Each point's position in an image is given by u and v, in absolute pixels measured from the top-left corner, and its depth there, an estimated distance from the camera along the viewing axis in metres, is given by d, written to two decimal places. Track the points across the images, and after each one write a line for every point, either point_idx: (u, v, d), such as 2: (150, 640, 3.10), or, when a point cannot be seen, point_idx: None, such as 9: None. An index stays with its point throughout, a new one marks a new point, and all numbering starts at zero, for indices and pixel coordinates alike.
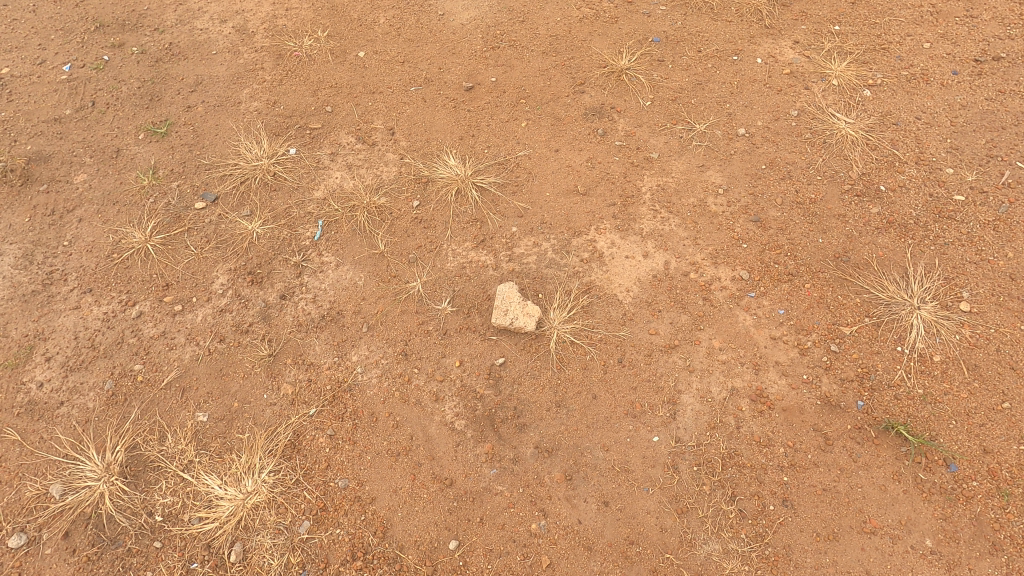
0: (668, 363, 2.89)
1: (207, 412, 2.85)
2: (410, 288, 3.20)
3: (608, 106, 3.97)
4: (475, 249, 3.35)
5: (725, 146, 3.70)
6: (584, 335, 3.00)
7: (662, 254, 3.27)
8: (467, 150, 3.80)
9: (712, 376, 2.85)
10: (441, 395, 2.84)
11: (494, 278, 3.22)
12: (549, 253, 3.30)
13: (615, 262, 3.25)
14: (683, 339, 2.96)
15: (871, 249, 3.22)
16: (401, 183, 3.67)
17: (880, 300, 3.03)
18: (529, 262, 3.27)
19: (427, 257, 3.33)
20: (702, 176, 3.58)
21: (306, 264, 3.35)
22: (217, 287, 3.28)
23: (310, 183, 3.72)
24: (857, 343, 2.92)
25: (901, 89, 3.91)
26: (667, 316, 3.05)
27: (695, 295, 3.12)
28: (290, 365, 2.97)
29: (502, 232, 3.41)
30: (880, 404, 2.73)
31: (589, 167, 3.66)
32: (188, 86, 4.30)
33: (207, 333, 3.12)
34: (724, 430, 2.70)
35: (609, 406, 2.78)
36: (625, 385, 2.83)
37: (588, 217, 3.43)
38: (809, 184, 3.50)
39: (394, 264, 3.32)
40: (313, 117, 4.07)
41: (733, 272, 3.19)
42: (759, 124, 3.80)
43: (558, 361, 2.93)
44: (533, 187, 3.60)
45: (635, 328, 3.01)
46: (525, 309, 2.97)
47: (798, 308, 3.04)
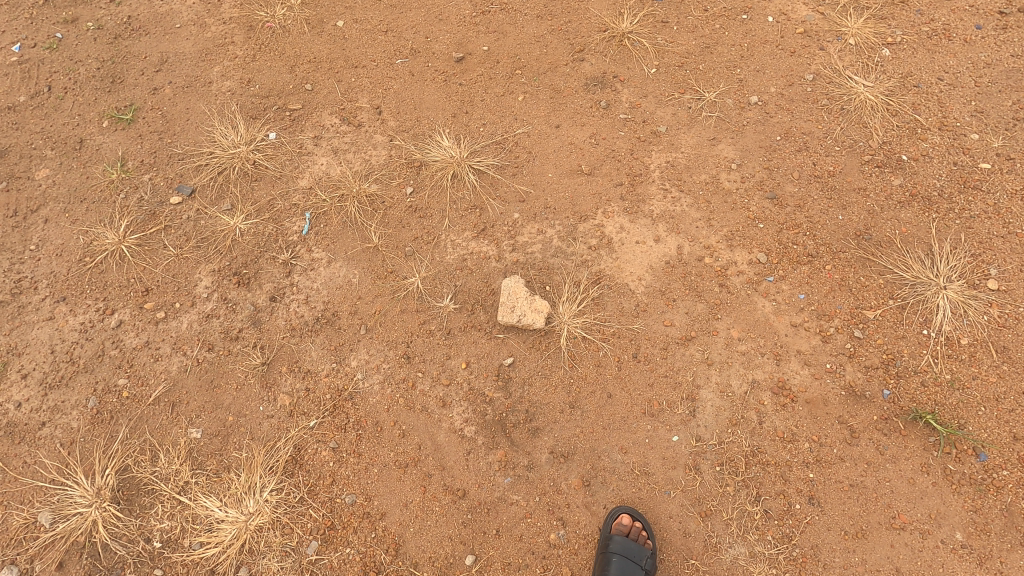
0: (685, 357, 2.75)
1: (200, 428, 2.70)
2: (409, 284, 3.00)
3: (610, 75, 3.69)
4: (475, 239, 3.14)
5: (737, 117, 3.46)
6: (595, 329, 2.83)
7: (674, 238, 3.09)
8: (461, 129, 3.53)
9: (731, 369, 2.72)
10: (448, 400, 2.70)
11: (498, 270, 3.03)
12: (554, 241, 3.11)
13: (625, 248, 3.07)
14: (700, 330, 2.82)
15: (894, 225, 3.05)
16: (392, 168, 3.42)
17: (904, 280, 2.88)
18: (534, 251, 3.08)
19: (425, 249, 3.13)
20: (713, 150, 3.35)
21: (295, 262, 3.12)
22: (201, 291, 3.07)
23: (294, 170, 3.46)
24: (882, 327, 2.78)
25: (922, 46, 3.65)
26: (683, 305, 2.89)
27: (711, 281, 2.95)
28: (285, 374, 2.80)
29: (503, 219, 3.19)
30: (906, 393, 2.62)
31: (592, 144, 3.42)
32: (153, 65, 3.95)
33: (193, 342, 2.92)
34: (746, 427, 2.58)
35: (625, 405, 2.65)
36: (641, 383, 2.70)
37: (594, 200, 3.22)
38: (827, 155, 3.29)
39: (390, 258, 3.11)
40: (291, 96, 3.75)
41: (750, 255, 3.02)
42: (773, 90, 3.55)
43: (570, 359, 2.77)
44: (534, 169, 3.36)
45: (650, 320, 2.86)
46: (534, 306, 2.80)
47: (819, 293, 2.89)
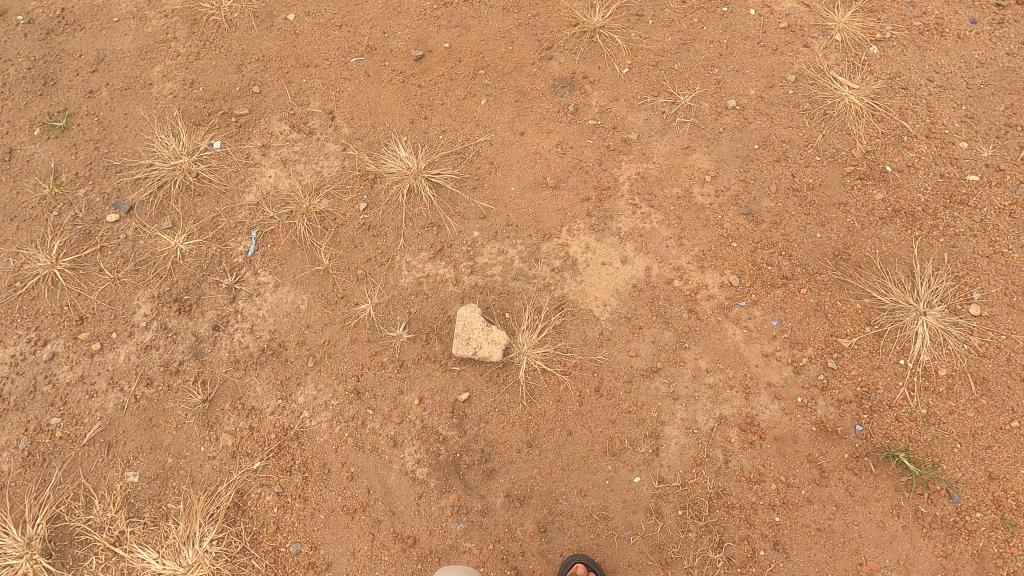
0: (650, 391, 2.61)
1: (138, 471, 2.55)
2: (361, 312, 2.83)
3: (580, 75, 3.44)
4: (432, 260, 2.95)
5: (713, 123, 3.24)
6: (556, 361, 2.68)
7: (642, 259, 2.91)
8: (419, 137, 3.29)
9: (698, 404, 2.59)
10: (400, 439, 2.56)
11: (455, 295, 2.86)
12: (515, 262, 2.92)
13: (590, 270, 2.89)
14: (666, 360, 2.67)
15: (874, 244, 2.88)
16: (345, 181, 3.19)
17: (882, 305, 2.73)
18: (493, 274, 2.90)
19: (378, 272, 2.94)
20: (687, 160, 3.15)
21: (240, 287, 2.93)
22: (140, 319, 2.88)
23: (240, 184, 3.23)
24: (857, 357, 2.64)
25: (912, 43, 3.41)
26: (649, 333, 2.74)
27: (679, 307, 2.79)
28: (228, 412, 2.64)
29: (462, 238, 3.00)
30: (879, 429, 2.50)
31: (559, 154, 3.20)
32: (88, 64, 3.65)
33: (131, 376, 2.75)
34: (712, 467, 2.46)
35: (585, 444, 2.52)
36: (602, 419, 2.56)
37: (558, 216, 3.03)
38: (807, 166, 3.09)
39: (341, 282, 2.92)
40: (238, 100, 3.49)
41: (721, 277, 2.85)
42: (752, 92, 3.32)
43: (529, 393, 2.63)
44: (496, 181, 3.15)
45: (614, 349, 2.71)
46: (490, 337, 2.64)
47: (792, 319, 2.74)
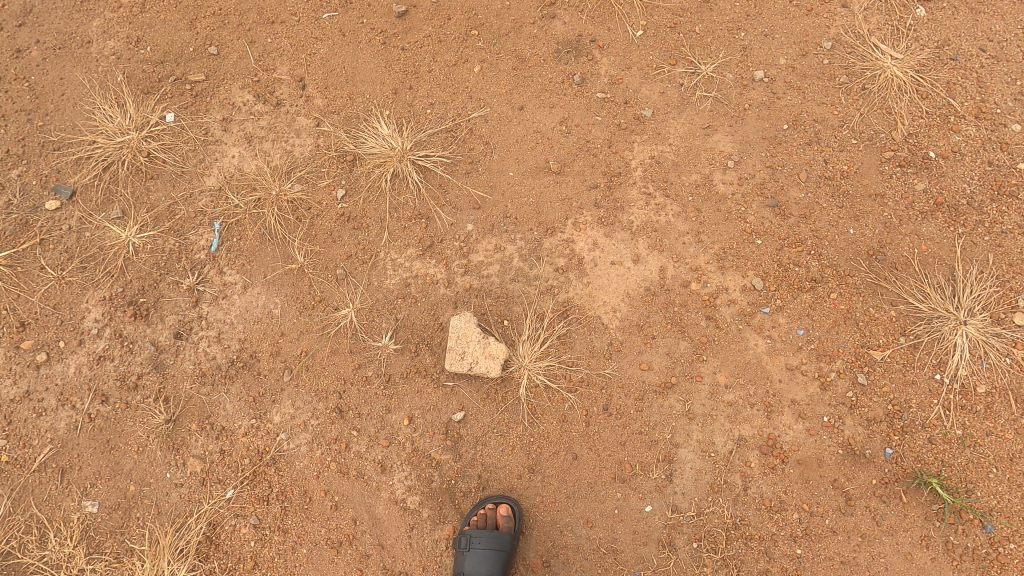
0: (664, 410, 2.38)
1: (97, 500, 2.31)
2: (341, 318, 2.51)
3: (586, 38, 2.96)
4: (420, 258, 2.62)
5: (738, 97, 2.84)
6: (561, 375, 2.42)
7: (656, 258, 2.60)
8: (403, 111, 2.87)
9: (715, 424, 2.37)
10: (389, 464, 2.33)
11: (447, 299, 2.55)
12: (514, 261, 2.61)
13: (599, 270, 2.59)
14: (682, 375, 2.43)
15: (912, 242, 2.59)
16: (319, 162, 2.80)
17: (919, 313, 2.48)
18: (490, 274, 2.59)
19: (360, 271, 2.60)
20: (708, 141, 2.78)
21: (203, 288, 2.59)
22: (90, 326, 2.54)
23: (200, 165, 2.82)
24: (889, 372, 2.41)
25: (964, 4, 2.93)
26: (663, 344, 2.47)
27: (697, 313, 2.52)
28: (195, 433, 2.38)
29: (454, 232, 2.66)
30: (910, 451, 2.31)
31: (562, 134, 2.81)
32: (11, 15, 3.09)
33: (84, 392, 2.45)
34: (729, 494, 2.29)
35: (593, 469, 2.31)
36: (611, 442, 2.34)
37: (562, 207, 2.68)
38: (842, 150, 2.74)
39: (318, 283, 2.59)
40: (192, 62, 2.99)
41: (743, 279, 2.56)
42: (783, 61, 2.89)
43: (531, 412, 2.38)
44: (492, 165, 2.77)
45: (624, 362, 2.45)
46: (488, 352, 2.37)
47: (820, 328, 2.49)
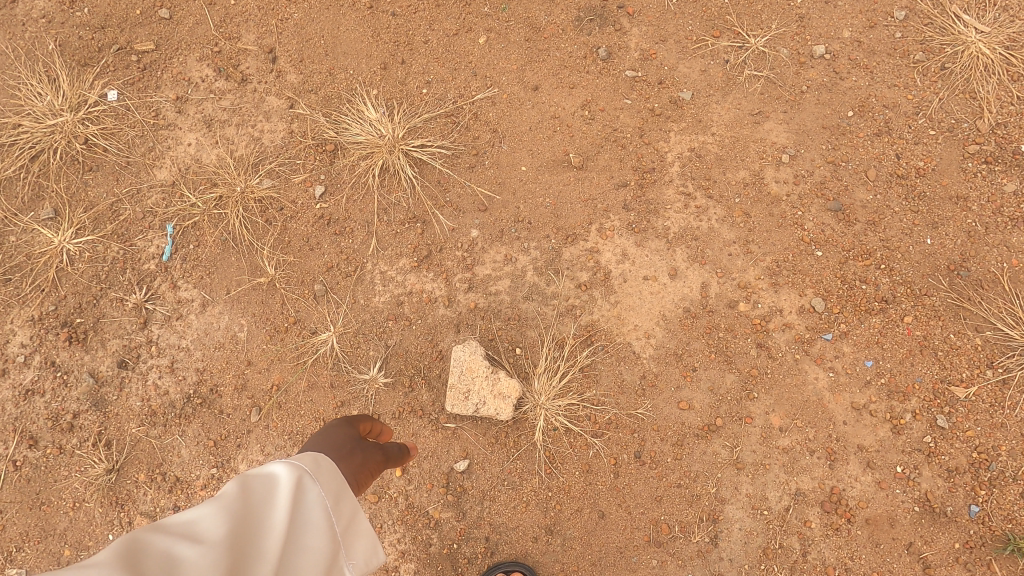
0: (707, 458, 2.00)
1: (25, 567, 1.97)
2: (320, 345, 2.10)
3: (613, 2, 2.45)
4: (415, 271, 2.20)
5: (794, 78, 2.38)
6: (584, 416, 2.03)
7: (697, 272, 2.18)
8: (394, 90, 2.40)
9: (768, 476, 1.99)
10: (378, 523, 1.97)
11: (447, 321, 2.14)
12: (527, 276, 2.19)
13: (628, 287, 2.17)
14: (728, 416, 2.04)
15: (999, 255, 2.19)
16: (293, 152, 2.33)
17: (1009, 342, 2.08)
18: (498, 291, 2.17)
19: (342, 287, 2.18)
20: (757, 131, 2.33)
21: (153, 306, 2.15)
22: (15, 353, 2.13)
23: (148, 153, 2.33)
24: (974, 412, 2.03)
25: None
26: (705, 377, 2.08)
27: (746, 340, 2.11)
28: (144, 485, 2.00)
29: (456, 239, 2.23)
30: (1000, 509, 1.94)
31: (585, 120, 2.36)
32: None
33: (9, 434, 2.06)
34: (784, 559, 1.93)
35: (623, 530, 1.95)
36: (645, 497, 1.97)
37: (584, 210, 2.26)
38: (916, 143, 2.31)
39: (292, 301, 2.16)
40: (139, 27, 2.45)
41: (800, 299, 2.16)
42: (847, 34, 2.41)
43: (548, 461, 1.99)
44: (501, 157, 2.32)
45: (659, 400, 2.05)
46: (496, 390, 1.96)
47: (892, 358, 2.09)
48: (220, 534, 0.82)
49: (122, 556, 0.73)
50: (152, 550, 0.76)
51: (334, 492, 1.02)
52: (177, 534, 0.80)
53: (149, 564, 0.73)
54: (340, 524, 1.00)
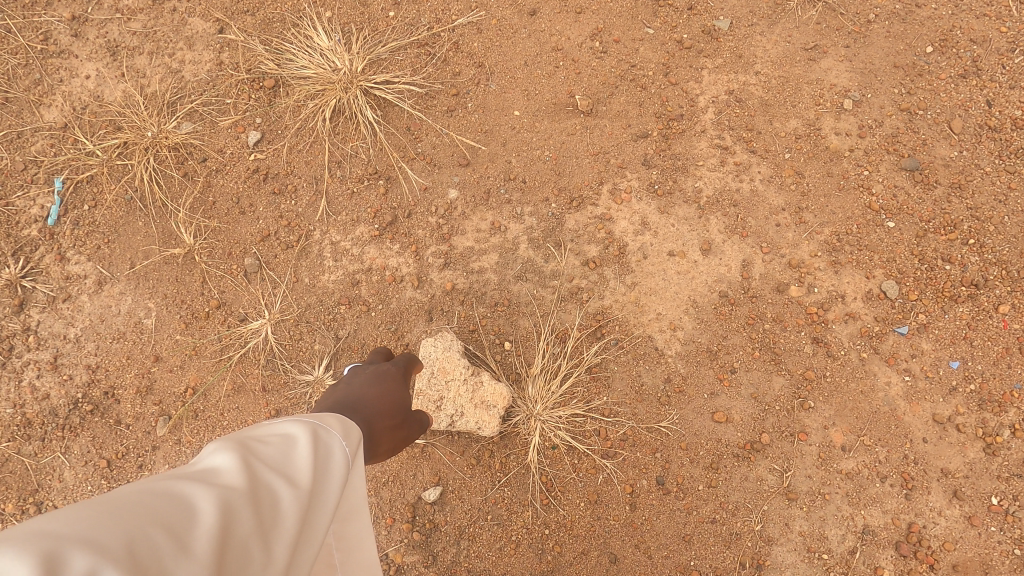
0: (749, 486, 1.55)
1: None
2: (250, 336, 1.62)
3: None
4: (376, 241, 1.71)
5: (858, 5, 1.89)
6: (591, 432, 1.58)
7: (736, 247, 1.71)
8: (352, 11, 1.87)
9: (827, 509, 1.54)
10: None
11: (416, 307, 1.66)
12: (519, 249, 1.71)
13: (649, 265, 1.70)
14: (776, 431, 1.59)
15: None
16: (222, 88, 1.81)
17: None
18: (483, 269, 1.69)
19: (281, 261, 1.69)
20: (812, 71, 1.85)
21: (32, 284, 1.66)
22: None
23: (34, 88, 1.81)
24: None
25: None
26: (747, 382, 1.62)
27: (798, 334, 1.65)
28: (15, 517, 1.53)
29: (429, 201, 1.74)
30: None
31: (595, 54, 1.86)
32: None
33: None
34: None
35: None
36: (669, 536, 1.52)
37: (594, 167, 1.77)
38: (1014, 87, 1.82)
39: (215, 279, 1.67)
40: None
41: (866, 282, 1.70)
42: None
43: (544, 489, 1.54)
44: (488, 98, 1.82)
45: (688, 411, 1.59)
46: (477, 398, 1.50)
47: (984, 359, 1.63)
48: (291, 531, 0.76)
49: (213, 540, 0.66)
50: (230, 531, 0.69)
51: (353, 505, 0.99)
52: (261, 512, 0.74)
53: (228, 559, 0.67)
54: (342, 535, 0.99)
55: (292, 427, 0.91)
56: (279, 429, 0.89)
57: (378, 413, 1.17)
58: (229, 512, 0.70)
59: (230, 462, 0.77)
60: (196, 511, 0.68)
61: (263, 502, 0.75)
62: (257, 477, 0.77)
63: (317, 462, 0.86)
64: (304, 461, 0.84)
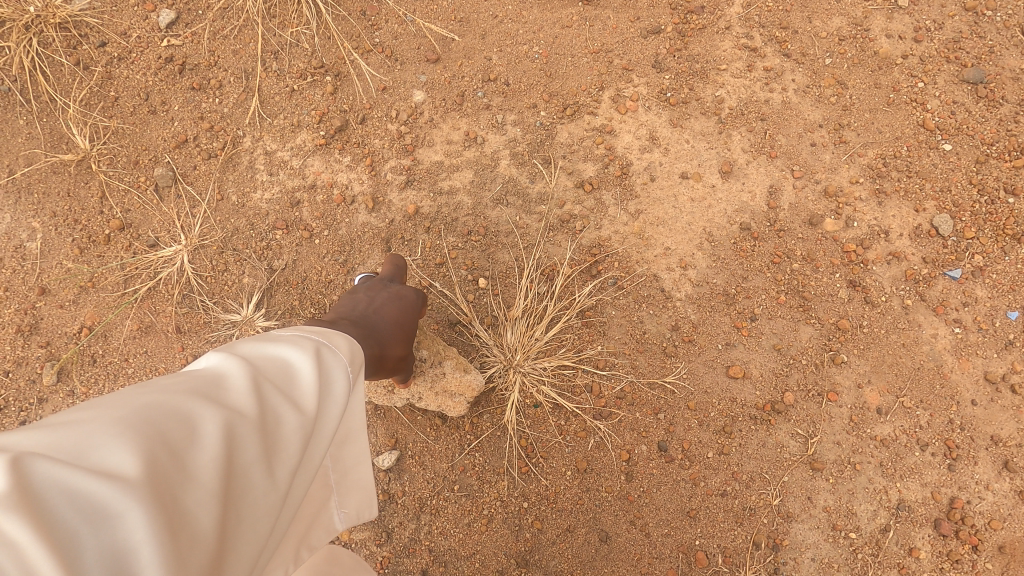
0: (767, 453, 1.30)
1: None
2: (161, 265, 1.30)
3: None
4: (322, 152, 1.38)
5: None
6: (582, 387, 1.30)
7: (762, 170, 1.41)
8: None
9: (857, 481, 1.30)
10: None
11: (370, 234, 1.35)
12: (499, 166, 1.39)
13: (657, 189, 1.39)
14: (801, 389, 1.33)
15: None
16: None
17: None
18: (454, 189, 1.38)
19: (202, 174, 1.35)
20: None
21: None
22: None
23: None
24: None
25: None
26: (769, 331, 1.35)
27: (832, 276, 1.38)
28: None
29: (388, 104, 1.40)
30: None
31: None
32: None
33: None
34: None
35: (635, 561, 1.25)
36: (671, 511, 1.27)
37: (593, 68, 1.44)
38: None
39: (117, 195, 1.34)
40: None
41: (915, 216, 1.41)
42: None
43: (524, 455, 1.28)
44: None
45: (699, 364, 1.33)
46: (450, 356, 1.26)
47: None
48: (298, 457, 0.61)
49: (218, 469, 0.53)
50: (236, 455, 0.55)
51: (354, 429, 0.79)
52: (267, 437, 0.59)
53: (232, 490, 0.54)
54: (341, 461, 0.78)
55: (303, 340, 0.73)
56: (292, 339, 0.72)
57: (393, 337, 0.99)
58: (236, 434, 0.56)
59: (238, 372, 0.62)
60: (194, 431, 0.53)
61: (272, 425, 0.60)
62: (268, 396, 0.62)
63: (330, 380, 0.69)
64: (318, 379, 0.67)
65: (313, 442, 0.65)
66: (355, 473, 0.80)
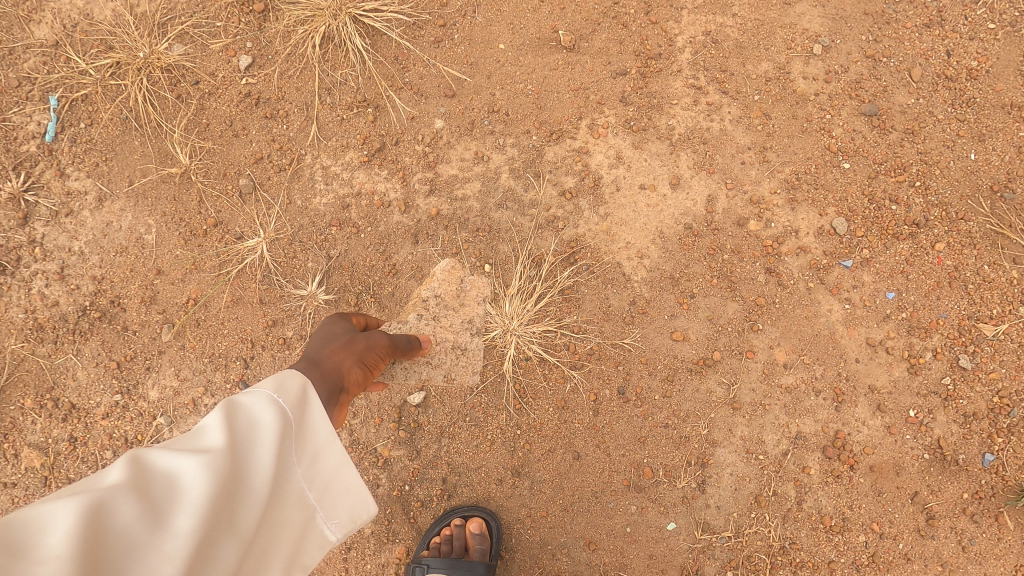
0: (700, 396, 1.74)
1: None
2: (246, 253, 1.73)
3: None
4: (365, 167, 1.80)
5: None
6: (563, 347, 1.74)
7: (702, 183, 1.84)
8: None
9: (766, 417, 1.75)
10: None
11: (403, 230, 1.78)
12: (500, 178, 1.82)
13: (622, 197, 1.82)
14: (728, 349, 1.77)
15: None
16: (211, 11, 1.83)
17: None
18: (466, 196, 1.80)
19: (275, 183, 1.78)
20: (786, 15, 1.93)
21: (34, 199, 1.73)
22: None
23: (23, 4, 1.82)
24: (1001, 353, 1.78)
25: None
26: (704, 306, 1.78)
27: (753, 265, 1.81)
28: (31, 413, 1.65)
29: (416, 130, 1.83)
30: (1016, 459, 1.73)
31: None
32: None
33: None
34: (779, 509, 1.70)
35: (600, 473, 1.70)
36: (627, 437, 1.71)
37: (574, 102, 1.86)
38: (971, 40, 1.93)
39: (212, 198, 1.76)
40: None
41: (820, 219, 1.84)
42: None
43: (518, 395, 1.72)
44: (473, 31, 1.88)
45: (650, 330, 1.76)
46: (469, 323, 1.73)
47: (917, 291, 1.82)
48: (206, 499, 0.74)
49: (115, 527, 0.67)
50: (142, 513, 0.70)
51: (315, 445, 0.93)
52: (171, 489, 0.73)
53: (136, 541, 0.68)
54: (314, 477, 0.92)
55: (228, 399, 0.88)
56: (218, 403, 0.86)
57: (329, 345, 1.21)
58: (137, 495, 0.70)
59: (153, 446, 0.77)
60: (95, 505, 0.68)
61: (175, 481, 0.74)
62: (175, 457, 0.76)
63: (237, 427, 0.82)
64: (228, 431, 0.81)
65: (236, 479, 0.79)
66: (332, 484, 0.94)
